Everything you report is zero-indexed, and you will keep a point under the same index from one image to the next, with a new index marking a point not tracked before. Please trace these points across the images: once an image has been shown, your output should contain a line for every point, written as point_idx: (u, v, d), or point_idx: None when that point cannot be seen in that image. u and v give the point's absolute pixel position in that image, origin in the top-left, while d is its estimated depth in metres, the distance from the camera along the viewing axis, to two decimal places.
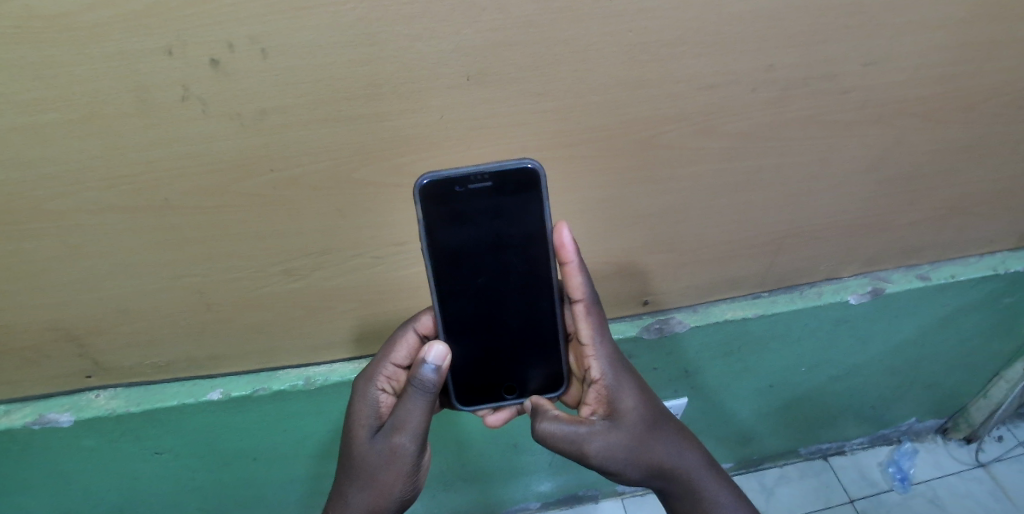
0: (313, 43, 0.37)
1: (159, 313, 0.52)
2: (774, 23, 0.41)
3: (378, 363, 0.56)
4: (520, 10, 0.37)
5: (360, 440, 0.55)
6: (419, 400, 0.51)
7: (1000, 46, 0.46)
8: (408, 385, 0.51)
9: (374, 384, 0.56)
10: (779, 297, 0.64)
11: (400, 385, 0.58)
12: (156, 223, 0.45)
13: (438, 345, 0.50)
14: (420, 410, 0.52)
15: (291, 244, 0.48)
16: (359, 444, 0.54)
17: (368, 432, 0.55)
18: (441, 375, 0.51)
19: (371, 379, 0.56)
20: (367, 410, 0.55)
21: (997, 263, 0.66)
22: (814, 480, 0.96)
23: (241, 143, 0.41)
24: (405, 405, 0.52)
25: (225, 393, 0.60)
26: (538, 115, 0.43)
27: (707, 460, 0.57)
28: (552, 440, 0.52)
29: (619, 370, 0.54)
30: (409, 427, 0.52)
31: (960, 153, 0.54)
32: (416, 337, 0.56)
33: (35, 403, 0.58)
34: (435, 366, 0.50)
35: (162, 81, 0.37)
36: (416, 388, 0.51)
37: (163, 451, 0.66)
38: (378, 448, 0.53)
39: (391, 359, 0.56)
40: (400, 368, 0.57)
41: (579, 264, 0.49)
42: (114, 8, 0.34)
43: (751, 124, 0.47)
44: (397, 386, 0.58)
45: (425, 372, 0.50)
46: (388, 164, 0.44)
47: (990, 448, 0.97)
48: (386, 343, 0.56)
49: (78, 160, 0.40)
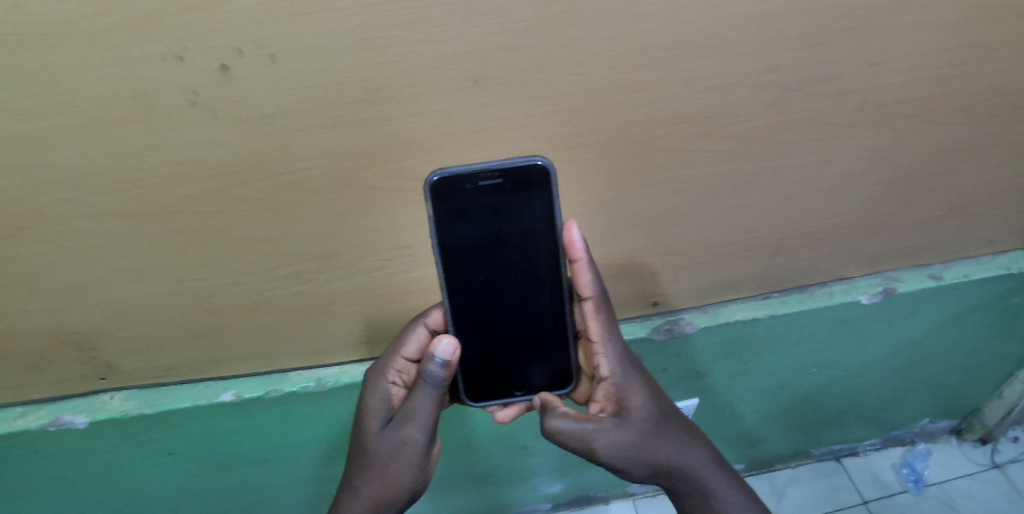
0: (310, 51, 0.37)
1: (169, 316, 0.53)
2: (772, 25, 0.41)
3: (390, 357, 0.56)
4: (515, 17, 0.37)
5: (370, 431, 0.55)
6: (429, 392, 0.52)
7: (1005, 43, 0.45)
8: (419, 377, 0.52)
9: (385, 377, 0.57)
10: (789, 298, 0.64)
11: (411, 378, 0.59)
12: (163, 227, 0.46)
13: (447, 338, 0.51)
14: (430, 401, 0.53)
15: (296, 248, 0.49)
16: (369, 435, 0.55)
17: (378, 423, 0.55)
18: (450, 369, 0.52)
19: (382, 372, 0.57)
20: (377, 402, 0.56)
21: (1009, 262, 0.66)
22: (825, 482, 0.95)
23: (244, 148, 0.42)
24: (416, 396, 0.53)
25: (236, 395, 0.60)
26: (538, 118, 0.43)
27: (715, 459, 0.57)
28: (561, 436, 0.52)
29: (628, 369, 0.54)
30: (419, 418, 0.53)
31: (966, 152, 0.53)
32: (426, 331, 0.56)
33: (49, 405, 0.60)
34: (444, 360, 0.51)
35: (171, 87, 0.38)
36: (427, 379, 0.52)
37: (176, 452, 0.67)
38: (388, 439, 0.54)
39: (402, 353, 0.56)
40: (411, 361, 0.58)
41: (588, 263, 0.49)
42: (113, 20, 0.34)
43: (752, 126, 0.46)
44: (408, 379, 0.59)
45: (434, 365, 0.51)
46: (391, 167, 0.44)
47: (1006, 449, 0.96)
48: (398, 337, 0.57)
49: (86, 167, 0.41)
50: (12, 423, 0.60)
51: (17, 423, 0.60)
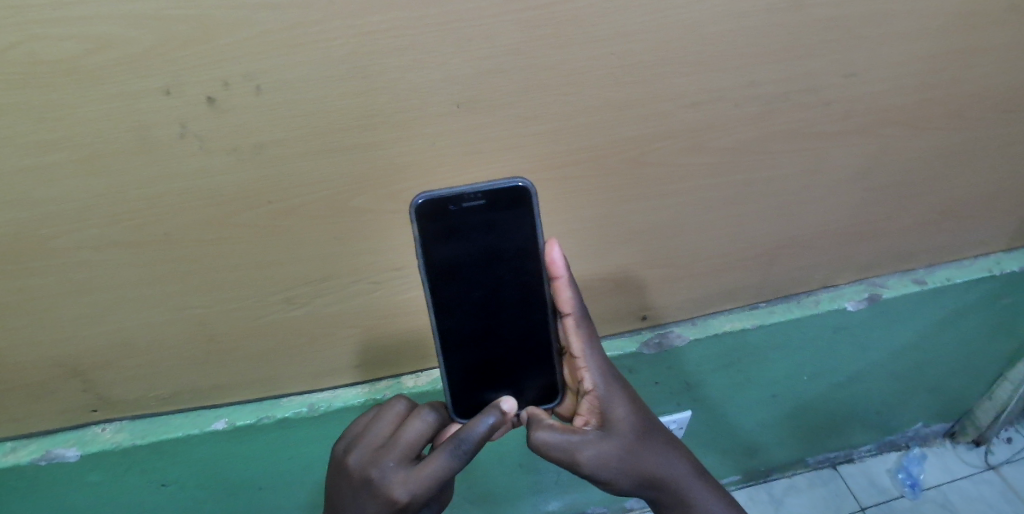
0: (304, 78, 0.38)
1: (162, 345, 0.53)
2: (754, 42, 0.42)
3: (431, 488, 0.50)
4: (507, 39, 0.38)
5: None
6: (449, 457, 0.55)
7: (975, 52, 0.47)
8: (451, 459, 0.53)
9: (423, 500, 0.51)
10: (776, 308, 0.65)
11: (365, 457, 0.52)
12: (156, 258, 0.46)
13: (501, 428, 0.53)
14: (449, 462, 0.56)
15: (292, 273, 0.49)
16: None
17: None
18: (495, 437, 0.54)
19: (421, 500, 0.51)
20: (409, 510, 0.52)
21: (992, 265, 0.67)
22: (823, 490, 0.94)
23: (239, 176, 0.42)
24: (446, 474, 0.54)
25: (229, 422, 0.60)
26: (529, 137, 0.44)
27: (697, 470, 0.57)
28: (547, 449, 0.51)
29: (611, 381, 0.54)
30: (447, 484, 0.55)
31: (946, 159, 0.55)
32: (454, 458, 0.50)
33: (41, 440, 0.59)
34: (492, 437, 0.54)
35: (161, 120, 0.38)
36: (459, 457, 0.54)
37: (170, 483, 0.66)
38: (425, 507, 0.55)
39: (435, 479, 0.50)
40: (394, 461, 0.51)
41: (568, 279, 0.50)
42: (110, 52, 0.35)
43: (738, 139, 0.48)
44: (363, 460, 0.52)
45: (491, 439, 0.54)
46: (385, 190, 0.45)
47: (999, 450, 0.97)
48: (427, 473, 0.50)
49: (81, 200, 0.41)
50: (3, 458, 0.59)
51: (8, 458, 0.59)
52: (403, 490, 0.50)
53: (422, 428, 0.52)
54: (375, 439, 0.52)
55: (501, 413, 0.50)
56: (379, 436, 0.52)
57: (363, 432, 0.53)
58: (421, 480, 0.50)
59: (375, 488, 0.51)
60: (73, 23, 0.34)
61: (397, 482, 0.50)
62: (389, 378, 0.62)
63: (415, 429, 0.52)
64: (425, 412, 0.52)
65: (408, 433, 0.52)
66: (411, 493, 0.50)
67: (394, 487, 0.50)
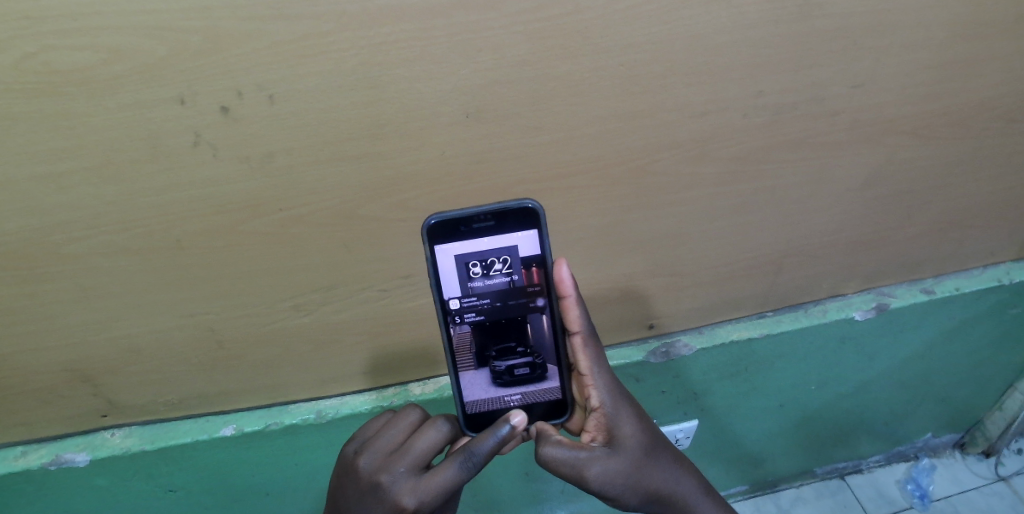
0: (315, 88, 0.38)
1: (171, 351, 0.53)
2: (760, 51, 0.42)
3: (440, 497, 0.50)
4: (514, 51, 0.39)
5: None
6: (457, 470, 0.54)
7: (981, 60, 0.47)
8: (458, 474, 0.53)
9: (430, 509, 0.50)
10: (783, 317, 0.64)
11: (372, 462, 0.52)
12: (167, 264, 0.46)
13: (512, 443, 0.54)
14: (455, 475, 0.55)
15: (298, 281, 0.49)
16: None
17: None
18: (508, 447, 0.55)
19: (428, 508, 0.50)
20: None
21: (1001, 274, 0.67)
22: (831, 501, 0.93)
23: (249, 184, 0.42)
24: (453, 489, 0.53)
25: (237, 428, 0.60)
26: (536, 149, 0.44)
27: (703, 485, 0.57)
28: (553, 464, 0.51)
29: (618, 398, 0.53)
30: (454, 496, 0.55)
31: (954, 167, 0.55)
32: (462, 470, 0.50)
33: (50, 444, 0.59)
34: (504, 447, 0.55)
35: (174, 128, 0.39)
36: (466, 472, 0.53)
37: (177, 489, 0.66)
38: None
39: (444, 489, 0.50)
40: (401, 468, 0.51)
41: (576, 299, 0.49)
42: (126, 62, 0.36)
43: (745, 148, 0.48)
44: (371, 466, 0.51)
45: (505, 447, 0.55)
46: (392, 200, 0.45)
47: (1010, 462, 0.94)
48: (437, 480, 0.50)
49: (94, 206, 0.42)
50: (14, 462, 0.59)
51: (19, 462, 0.59)
52: (411, 498, 0.50)
53: (435, 438, 0.52)
54: (386, 445, 0.52)
55: (510, 427, 0.50)
56: (391, 442, 0.52)
57: (375, 436, 0.53)
58: (430, 489, 0.50)
59: (382, 494, 0.50)
60: (90, 33, 0.34)
61: (405, 490, 0.50)
62: (397, 385, 0.62)
63: (428, 439, 0.52)
64: (439, 422, 0.53)
65: (420, 443, 0.52)
66: (420, 501, 0.50)
67: (402, 494, 0.50)
